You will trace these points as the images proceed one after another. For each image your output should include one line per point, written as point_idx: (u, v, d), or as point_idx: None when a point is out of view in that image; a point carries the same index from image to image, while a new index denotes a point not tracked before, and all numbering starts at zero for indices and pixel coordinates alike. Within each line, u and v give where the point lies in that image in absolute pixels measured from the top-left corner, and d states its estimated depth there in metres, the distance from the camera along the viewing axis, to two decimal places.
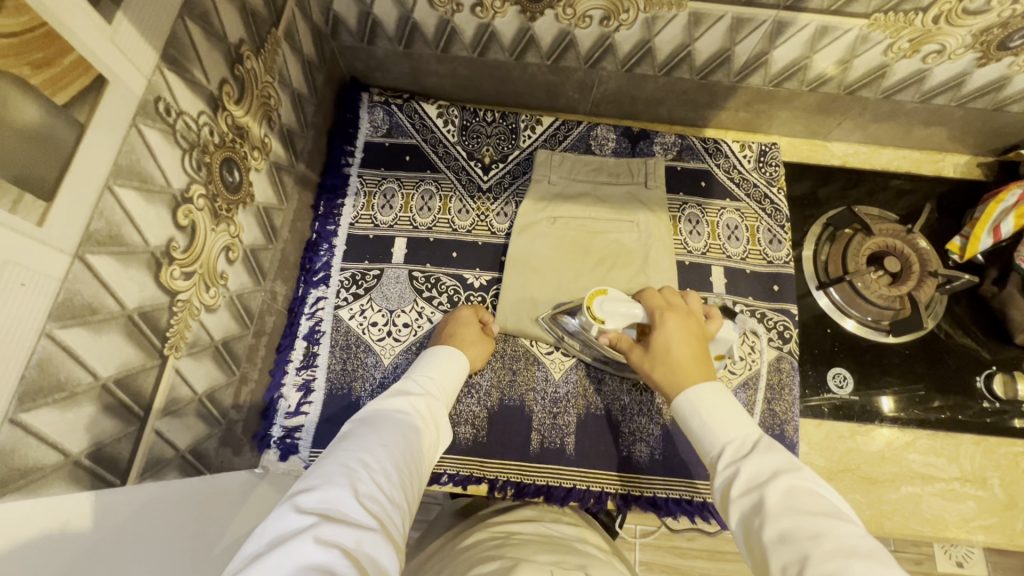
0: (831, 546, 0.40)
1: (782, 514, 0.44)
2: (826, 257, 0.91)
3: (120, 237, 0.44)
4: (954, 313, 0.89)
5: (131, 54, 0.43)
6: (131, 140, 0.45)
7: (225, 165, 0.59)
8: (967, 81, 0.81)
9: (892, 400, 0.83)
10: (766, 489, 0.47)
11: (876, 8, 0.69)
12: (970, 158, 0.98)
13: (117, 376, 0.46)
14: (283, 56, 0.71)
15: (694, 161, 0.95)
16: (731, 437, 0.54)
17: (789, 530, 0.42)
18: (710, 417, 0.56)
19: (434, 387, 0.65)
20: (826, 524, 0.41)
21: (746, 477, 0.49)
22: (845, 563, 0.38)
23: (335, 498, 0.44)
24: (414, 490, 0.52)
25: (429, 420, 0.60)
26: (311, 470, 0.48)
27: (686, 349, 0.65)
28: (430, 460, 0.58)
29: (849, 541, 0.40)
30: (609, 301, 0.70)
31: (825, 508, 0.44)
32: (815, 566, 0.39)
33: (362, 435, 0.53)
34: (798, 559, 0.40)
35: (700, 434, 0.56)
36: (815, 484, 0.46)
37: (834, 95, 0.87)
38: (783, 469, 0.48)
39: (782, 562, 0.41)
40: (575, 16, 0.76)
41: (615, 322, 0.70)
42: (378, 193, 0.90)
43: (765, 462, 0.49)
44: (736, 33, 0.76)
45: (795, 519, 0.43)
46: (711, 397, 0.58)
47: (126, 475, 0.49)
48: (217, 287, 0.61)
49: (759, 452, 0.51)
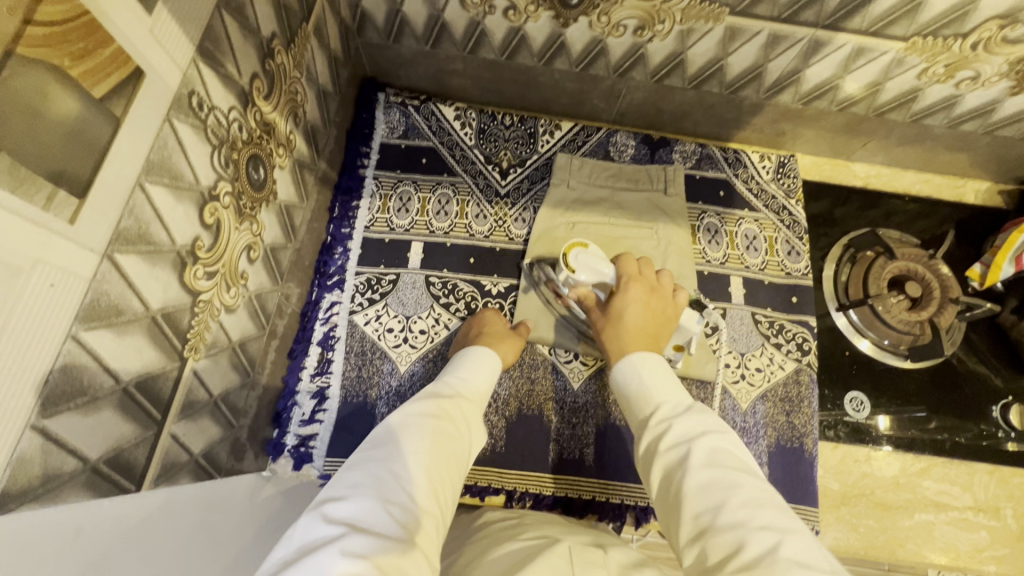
0: (744, 498, 0.42)
1: (702, 469, 0.45)
2: (847, 278, 0.90)
3: (148, 236, 0.43)
4: (971, 340, 0.88)
5: (167, 46, 0.42)
6: (163, 136, 0.43)
7: (252, 162, 0.57)
8: (998, 108, 0.81)
9: (888, 419, 0.83)
10: (691, 445, 0.47)
11: (916, 31, 0.68)
12: (991, 185, 0.98)
13: (138, 380, 0.45)
14: (311, 51, 0.69)
15: (713, 171, 0.94)
16: (667, 399, 0.55)
17: (708, 482, 0.44)
18: (651, 380, 0.57)
19: (463, 388, 0.64)
20: (742, 479, 0.44)
21: (675, 434, 0.49)
22: (754, 513, 0.41)
23: (364, 506, 0.43)
24: (446, 498, 0.50)
25: (458, 423, 0.58)
26: (342, 476, 0.47)
27: (642, 322, 0.67)
28: (462, 467, 0.56)
29: (760, 494, 0.43)
30: (588, 255, 0.72)
31: (739, 464, 0.46)
32: (729, 515, 0.41)
33: (393, 440, 0.51)
34: (713, 508, 0.42)
35: (638, 396, 0.57)
36: (736, 444, 0.48)
37: (862, 117, 0.86)
38: (710, 429, 0.49)
39: (696, 510, 0.43)
40: (609, 25, 0.75)
41: (587, 274, 0.71)
42: (394, 196, 0.88)
43: (697, 421, 0.50)
44: (771, 49, 0.75)
45: (716, 474, 0.44)
46: (650, 367, 0.59)
47: (141, 481, 0.47)
48: (237, 288, 0.59)
49: (691, 413, 0.51)
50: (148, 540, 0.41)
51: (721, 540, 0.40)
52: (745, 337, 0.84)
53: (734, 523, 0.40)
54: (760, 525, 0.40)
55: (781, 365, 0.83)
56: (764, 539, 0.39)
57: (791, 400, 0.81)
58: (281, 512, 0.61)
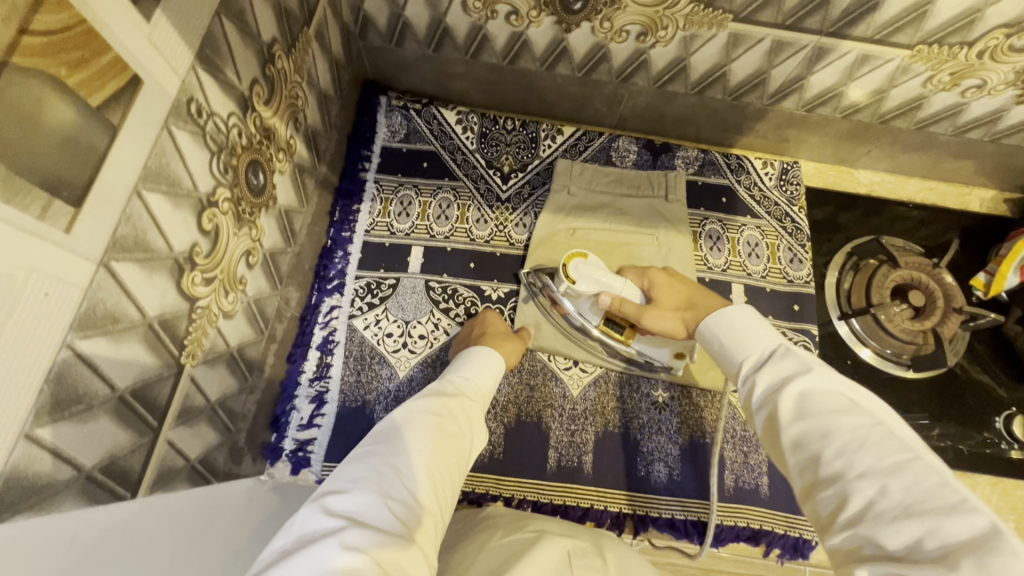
0: (838, 444, 0.40)
1: (794, 421, 0.44)
2: (849, 286, 0.89)
3: (145, 243, 0.43)
4: (974, 349, 0.87)
5: (166, 54, 0.42)
6: (161, 143, 0.43)
7: (251, 167, 0.57)
8: (1003, 117, 0.80)
9: None
10: (779, 396, 0.46)
11: (921, 38, 0.68)
12: (996, 194, 0.97)
13: (134, 387, 0.44)
14: (312, 55, 0.69)
15: (715, 177, 0.94)
16: (749, 350, 0.53)
17: (804, 434, 0.43)
18: (734, 336, 0.56)
19: (468, 388, 0.63)
20: (836, 422, 0.42)
21: (762, 388, 0.49)
22: (853, 459, 0.39)
23: (364, 501, 0.43)
24: (446, 495, 0.50)
25: (461, 421, 0.57)
26: (343, 470, 0.47)
27: (682, 293, 0.69)
28: (464, 465, 0.56)
29: (862, 431, 0.40)
30: (587, 265, 0.72)
31: (835, 403, 0.43)
32: (828, 466, 0.40)
33: (396, 436, 0.51)
34: (813, 461, 0.41)
35: (723, 354, 0.57)
36: (833, 381, 0.45)
37: (866, 124, 0.86)
38: (796, 374, 0.47)
39: (800, 464, 0.43)
40: (612, 30, 0.75)
41: (593, 284, 0.72)
42: (395, 200, 0.88)
43: (779, 371, 0.48)
44: (775, 56, 0.74)
45: (808, 422, 0.43)
46: (733, 318, 0.57)
47: (136, 488, 0.47)
48: (235, 293, 0.59)
49: (778, 360, 0.50)
50: (138, 538, 0.41)
51: (828, 494, 0.39)
52: None
53: (835, 473, 0.39)
54: (860, 471, 0.38)
55: None
56: (866, 487, 0.37)
57: None
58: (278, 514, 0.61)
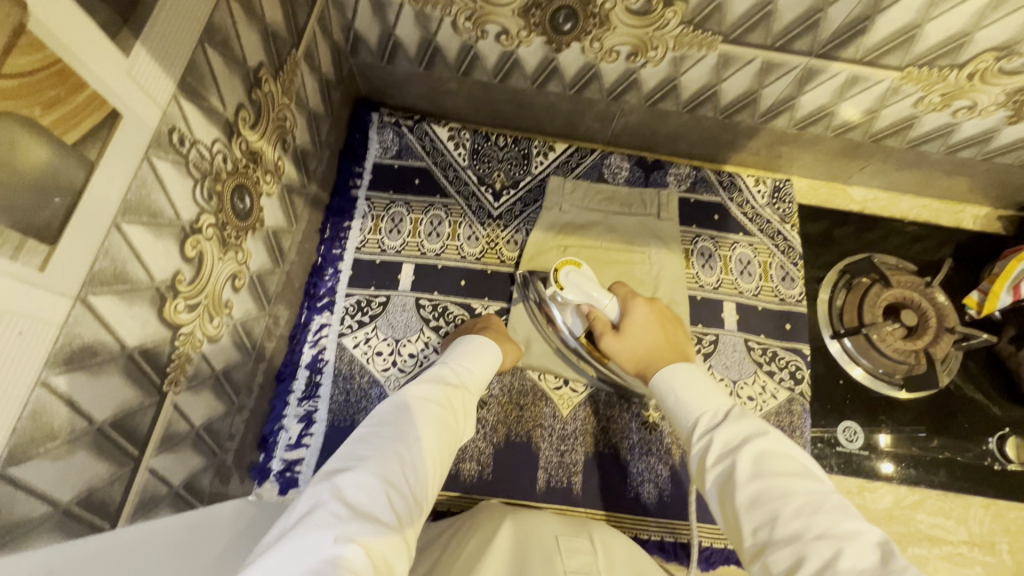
0: (797, 505, 0.43)
1: (751, 479, 0.47)
2: (842, 304, 0.89)
3: (125, 275, 0.43)
4: (968, 368, 0.87)
5: (147, 87, 0.42)
6: (142, 175, 0.43)
7: (237, 192, 0.57)
8: (995, 137, 0.80)
9: (889, 436, 0.82)
10: (736, 456, 0.49)
11: (910, 61, 0.68)
12: (990, 211, 0.97)
13: (113, 419, 0.44)
14: (301, 76, 0.69)
15: (708, 194, 0.93)
16: (704, 409, 0.56)
17: (759, 494, 0.45)
18: (690, 393, 0.59)
19: (469, 377, 0.64)
20: (792, 485, 0.44)
21: (719, 446, 0.51)
22: (809, 522, 0.41)
23: (369, 487, 0.44)
24: (437, 484, 0.52)
25: (458, 414, 0.59)
26: (348, 451, 0.49)
27: (656, 337, 0.69)
28: (455, 452, 0.58)
29: (817, 495, 0.43)
30: (579, 275, 0.70)
31: (788, 466, 0.47)
32: (785, 528, 0.42)
33: (399, 421, 0.53)
34: (769, 521, 0.43)
35: (677, 410, 0.59)
36: (783, 445, 0.49)
37: (858, 142, 0.85)
38: (753, 434, 0.50)
39: (753, 525, 0.44)
40: (601, 51, 0.75)
41: (577, 294, 0.69)
42: (386, 217, 0.88)
43: (736, 430, 0.51)
44: (765, 77, 0.74)
45: (764, 483, 0.45)
46: (686, 376, 0.61)
47: (117, 519, 0.47)
48: (220, 317, 0.59)
49: (731, 420, 0.53)
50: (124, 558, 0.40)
51: (783, 554, 0.41)
52: (737, 364, 0.84)
53: (792, 534, 0.41)
54: (817, 532, 0.40)
55: (773, 393, 0.82)
56: (822, 550, 0.39)
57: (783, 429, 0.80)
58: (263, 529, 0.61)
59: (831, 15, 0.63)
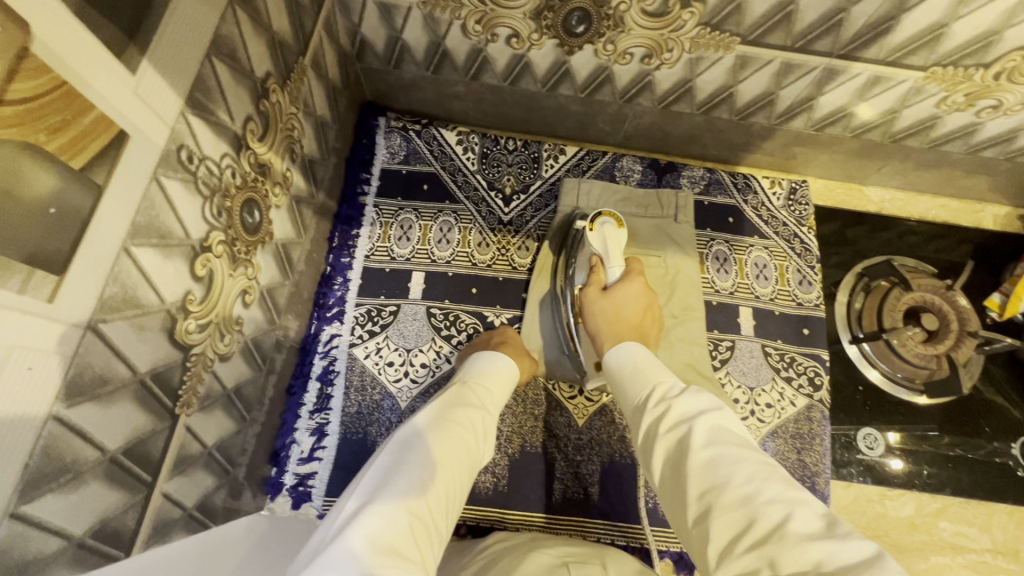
0: (750, 472, 0.42)
1: (704, 447, 0.45)
2: (861, 307, 0.87)
3: (135, 299, 0.41)
4: (990, 373, 0.85)
5: (154, 105, 0.40)
6: (151, 196, 0.41)
7: (246, 207, 0.56)
8: (1019, 136, 0.78)
9: (898, 434, 0.81)
10: (691, 426, 0.48)
11: (935, 60, 0.66)
12: (1010, 210, 0.95)
13: (126, 446, 0.43)
14: (308, 84, 0.67)
15: (722, 197, 0.91)
16: (660, 381, 0.55)
17: (711, 462, 0.44)
18: (651, 367, 0.58)
19: (488, 399, 0.65)
20: (747, 455, 0.44)
21: (674, 417, 0.50)
22: (760, 485, 0.41)
23: (388, 511, 0.44)
24: (452, 509, 0.52)
25: (476, 436, 0.59)
26: (372, 476, 0.49)
27: (630, 313, 0.68)
28: (472, 477, 0.57)
29: (769, 465, 0.43)
30: (612, 231, 0.73)
31: (741, 439, 0.46)
32: (733, 491, 0.41)
33: (418, 445, 0.53)
34: (718, 486, 0.42)
35: (633, 381, 0.58)
36: (736, 421, 0.49)
37: (877, 143, 0.83)
38: (712, 408, 0.49)
39: (700, 488, 0.43)
40: (615, 53, 0.73)
41: (598, 244, 0.73)
42: (395, 224, 0.86)
43: (694, 402, 0.50)
44: (783, 77, 0.72)
45: (720, 451, 0.44)
46: (646, 356, 0.60)
47: (131, 547, 0.46)
48: (231, 334, 0.57)
49: (688, 392, 0.52)
50: None
51: (730, 517, 0.40)
52: (753, 370, 0.82)
53: (742, 497, 0.40)
54: (769, 497, 0.40)
55: (791, 400, 0.81)
56: (773, 513, 0.39)
57: (802, 435, 0.79)
58: (277, 544, 0.60)
59: (855, 15, 0.61)
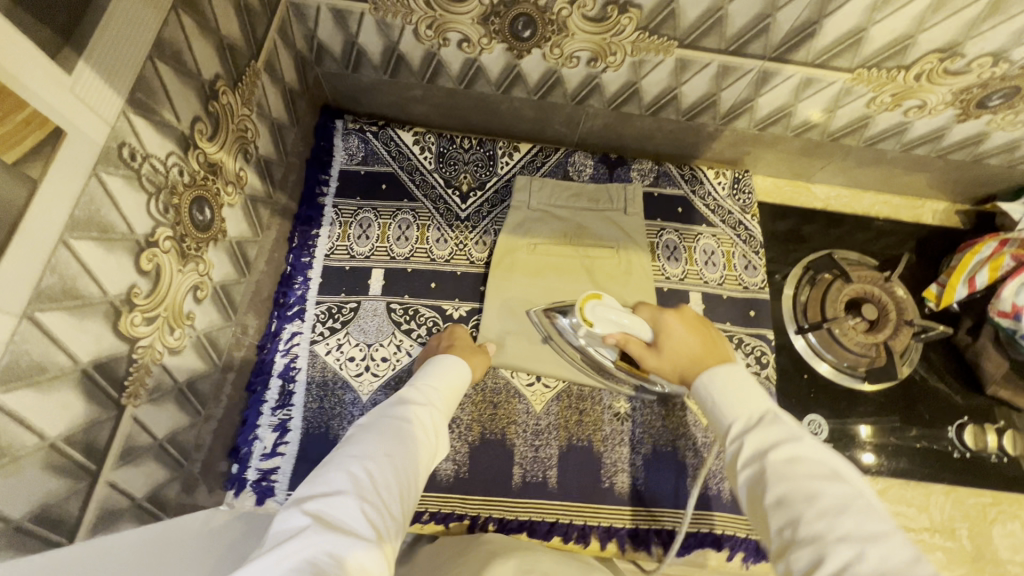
0: (823, 509, 0.41)
1: (780, 480, 0.45)
2: (806, 299, 0.90)
3: (75, 290, 0.43)
4: (929, 359, 0.89)
5: (93, 104, 0.42)
6: (90, 190, 0.43)
7: (196, 204, 0.57)
8: (946, 135, 0.82)
9: (870, 429, 0.84)
10: (765, 459, 0.47)
11: (859, 63, 0.70)
12: (948, 206, 1.00)
13: (67, 434, 0.44)
14: (262, 87, 0.69)
15: (670, 187, 0.95)
16: (735, 408, 0.54)
17: (786, 495, 0.43)
18: (724, 394, 0.55)
19: (437, 397, 0.66)
20: (824, 487, 0.43)
21: (750, 447, 0.49)
22: (835, 524, 0.40)
23: (341, 506, 0.46)
24: (411, 499, 0.54)
25: (428, 430, 0.61)
26: (319, 476, 0.51)
27: (695, 347, 0.65)
28: (427, 469, 0.59)
29: (847, 500, 0.42)
30: (603, 307, 0.72)
31: (820, 469, 0.45)
32: (809, 527, 0.41)
33: (365, 439, 0.55)
34: (792, 521, 0.42)
35: (710, 408, 0.56)
36: (817, 449, 0.47)
37: (818, 142, 0.87)
38: (785, 438, 0.48)
39: (778, 524, 0.43)
40: (562, 57, 0.76)
41: (608, 326, 0.71)
42: (354, 223, 0.88)
43: (768, 433, 0.49)
44: (722, 79, 0.76)
45: (793, 485, 0.44)
46: (728, 377, 0.57)
47: (74, 534, 0.47)
48: (182, 329, 0.59)
49: (764, 424, 0.50)
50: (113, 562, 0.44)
51: (803, 553, 0.40)
52: None
53: (814, 535, 0.40)
54: (840, 535, 0.39)
55: None
56: (843, 551, 0.38)
57: None
58: (232, 533, 0.61)
59: (781, 19, 0.65)
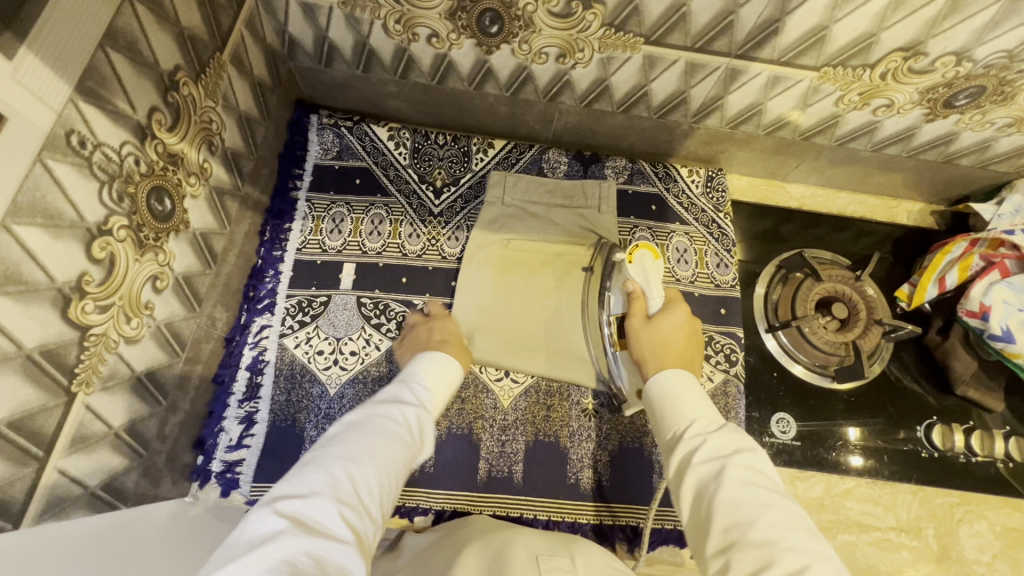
0: (775, 518, 0.43)
1: (739, 484, 0.46)
2: (777, 298, 0.90)
3: (18, 276, 0.43)
4: (900, 358, 0.90)
5: (38, 90, 0.42)
6: (36, 177, 0.43)
7: (154, 194, 0.58)
8: (916, 134, 0.82)
9: (858, 431, 0.84)
10: (726, 461, 0.48)
11: (825, 61, 0.70)
12: (923, 207, 1.00)
13: (11, 420, 0.45)
14: (228, 80, 0.70)
15: (644, 185, 0.95)
16: (697, 415, 0.55)
17: (738, 498, 0.45)
18: (683, 400, 0.57)
19: (426, 399, 0.66)
20: (775, 499, 0.45)
21: (710, 449, 0.50)
22: (785, 534, 0.42)
23: (322, 508, 0.44)
24: (387, 504, 0.52)
25: (414, 432, 0.60)
26: (297, 475, 0.48)
27: (676, 341, 0.67)
28: (407, 474, 0.58)
29: (794, 514, 0.44)
30: (651, 263, 0.73)
31: (772, 482, 0.47)
32: (761, 531, 0.42)
33: (353, 440, 0.53)
34: (742, 524, 0.43)
35: (670, 410, 0.57)
36: (766, 464, 0.49)
37: (790, 140, 0.88)
38: (744, 447, 0.49)
39: (725, 523, 0.44)
40: (531, 52, 0.76)
41: (638, 275, 0.74)
42: (327, 218, 0.88)
43: (727, 441, 0.50)
44: (691, 77, 0.76)
45: (748, 491, 0.45)
46: (685, 386, 0.58)
47: (19, 520, 0.47)
48: (140, 318, 0.59)
49: (723, 431, 0.51)
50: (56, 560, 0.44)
51: (750, 555, 0.41)
52: None
53: (764, 539, 0.41)
54: (790, 544, 0.41)
55: (709, 376, 0.84)
56: (795, 559, 0.40)
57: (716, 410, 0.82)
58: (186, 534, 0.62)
59: (744, 17, 0.65)
